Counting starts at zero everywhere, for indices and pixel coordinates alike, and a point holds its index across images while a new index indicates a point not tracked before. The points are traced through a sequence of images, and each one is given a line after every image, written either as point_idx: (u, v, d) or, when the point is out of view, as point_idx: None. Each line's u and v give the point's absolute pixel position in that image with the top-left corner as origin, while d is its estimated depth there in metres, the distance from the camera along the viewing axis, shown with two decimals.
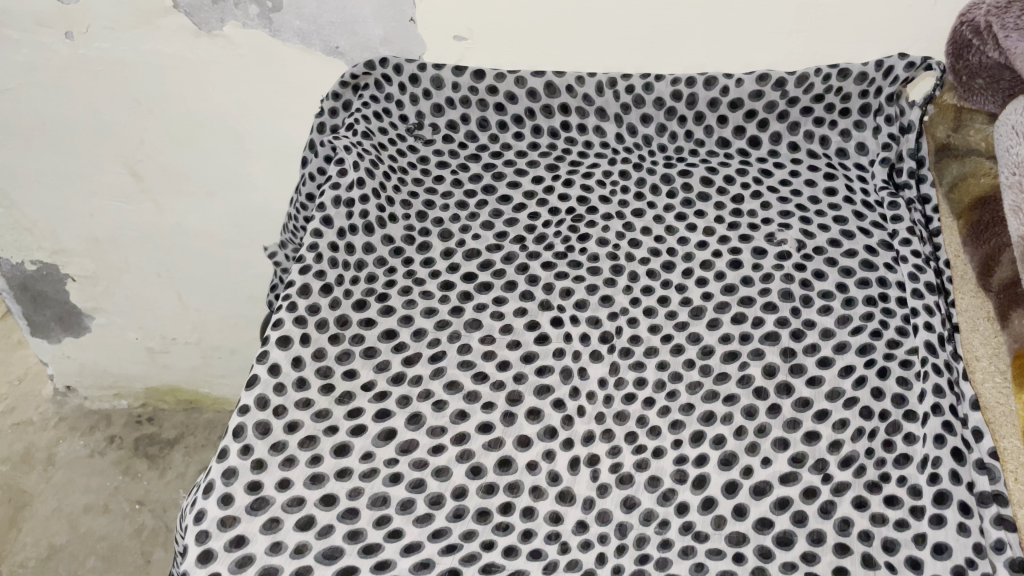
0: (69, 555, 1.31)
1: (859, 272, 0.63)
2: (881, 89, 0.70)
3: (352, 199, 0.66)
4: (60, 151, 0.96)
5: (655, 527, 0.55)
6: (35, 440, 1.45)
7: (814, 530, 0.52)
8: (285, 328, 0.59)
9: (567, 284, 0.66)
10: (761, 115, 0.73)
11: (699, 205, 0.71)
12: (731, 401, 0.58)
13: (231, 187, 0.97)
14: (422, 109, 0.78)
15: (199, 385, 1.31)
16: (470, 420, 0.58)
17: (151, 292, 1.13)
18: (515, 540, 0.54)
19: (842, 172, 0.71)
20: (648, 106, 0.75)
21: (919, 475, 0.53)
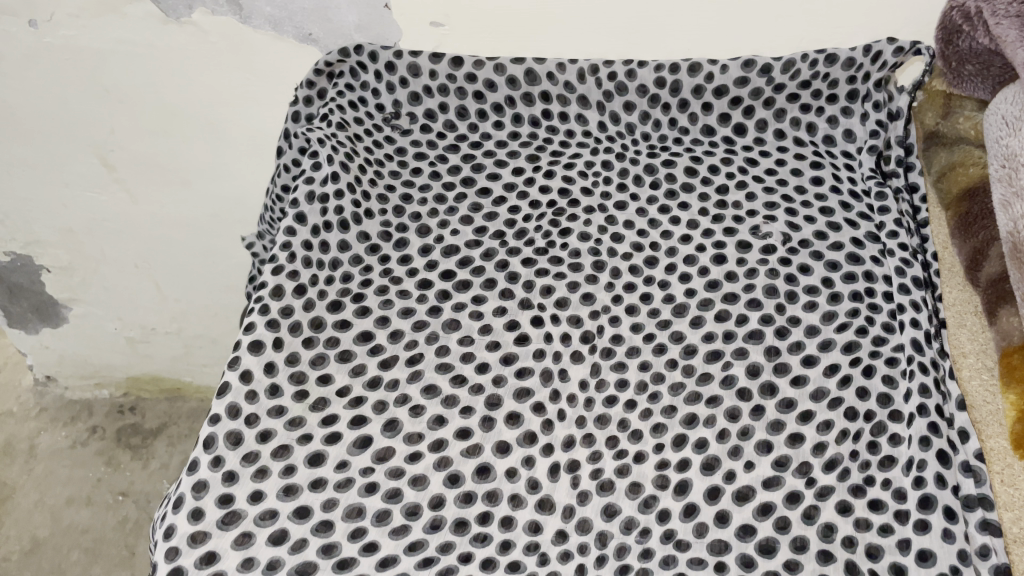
0: (54, 547, 1.21)
1: (845, 265, 0.63)
2: (868, 75, 0.68)
3: (326, 195, 0.65)
4: (29, 139, 0.92)
5: (636, 537, 0.54)
6: (16, 432, 1.33)
7: (796, 537, 0.51)
8: (257, 332, 0.58)
9: (548, 282, 0.65)
10: (747, 102, 0.72)
11: (683, 196, 0.70)
12: (714, 403, 0.57)
13: (207, 177, 0.94)
14: (399, 98, 0.75)
15: (181, 373, 1.29)
16: (448, 426, 0.56)
17: (129, 282, 1.10)
18: (493, 552, 0.53)
19: (829, 161, 0.70)
20: (631, 94, 0.73)
21: (904, 478, 0.52)
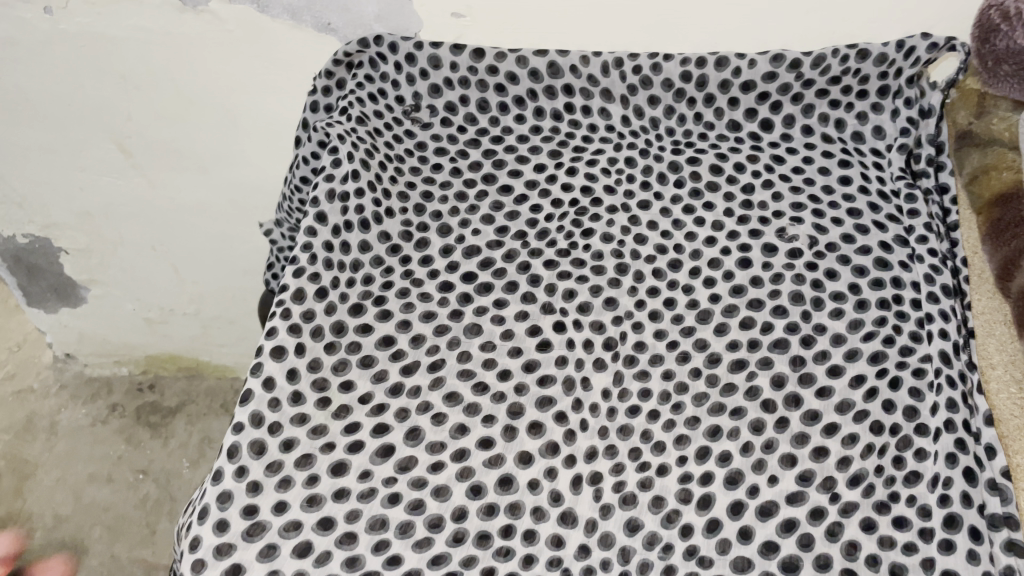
0: (76, 525, 1.22)
1: (873, 271, 0.62)
2: (901, 70, 0.66)
3: (347, 193, 0.64)
4: (44, 127, 0.91)
5: (658, 552, 0.54)
6: (36, 408, 1.33)
7: (820, 555, 0.51)
8: (279, 337, 0.57)
9: (570, 285, 0.64)
10: (774, 97, 0.70)
11: (707, 196, 0.68)
12: (737, 415, 0.57)
13: (225, 164, 0.93)
14: (419, 90, 0.74)
15: (199, 353, 1.30)
16: (471, 435, 0.57)
17: (147, 265, 1.11)
18: (516, 566, 0.53)
19: (858, 159, 0.68)
20: (655, 87, 0.71)
21: (928, 495, 0.52)
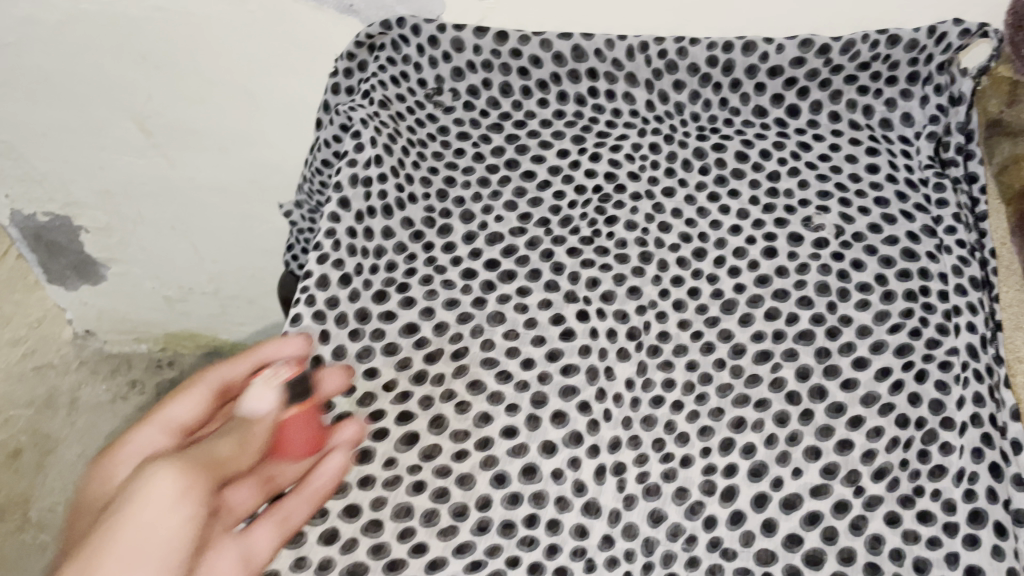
0: None
1: (900, 261, 0.61)
2: (931, 57, 0.64)
3: (370, 178, 0.63)
4: (66, 105, 0.90)
5: (682, 543, 0.56)
6: (58, 383, 1.34)
7: (843, 548, 0.53)
8: (304, 324, 0.58)
9: (594, 273, 0.63)
10: (802, 83, 0.68)
11: (733, 183, 0.67)
12: (762, 406, 0.58)
13: (244, 146, 0.93)
14: (442, 74, 0.72)
15: (218, 331, 1.31)
16: (494, 423, 0.57)
17: (167, 243, 1.11)
18: (541, 556, 0.54)
19: (885, 146, 0.67)
20: (682, 72, 0.69)
21: (953, 489, 0.53)
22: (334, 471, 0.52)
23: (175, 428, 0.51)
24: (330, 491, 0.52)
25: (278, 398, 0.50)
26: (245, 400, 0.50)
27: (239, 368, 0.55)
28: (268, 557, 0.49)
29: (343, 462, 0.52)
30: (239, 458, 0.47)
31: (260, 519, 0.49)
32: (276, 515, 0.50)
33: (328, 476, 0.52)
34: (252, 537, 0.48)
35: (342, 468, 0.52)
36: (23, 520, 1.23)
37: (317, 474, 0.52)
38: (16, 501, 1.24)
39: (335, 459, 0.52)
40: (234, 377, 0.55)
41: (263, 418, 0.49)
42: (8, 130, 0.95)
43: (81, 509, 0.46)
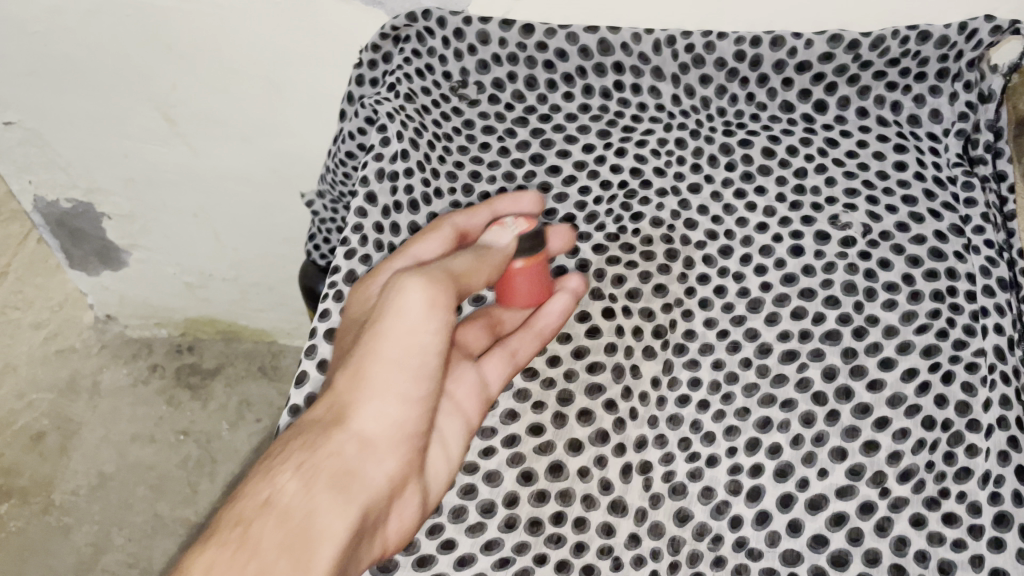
0: (119, 483, 1.26)
1: (927, 261, 0.60)
2: (961, 53, 0.61)
3: (397, 173, 0.63)
4: (91, 93, 0.91)
5: (708, 543, 0.57)
6: (80, 367, 1.37)
7: (869, 550, 0.54)
8: (332, 320, 0.59)
9: (619, 271, 0.64)
10: (830, 79, 0.65)
11: (759, 179, 0.65)
12: (788, 407, 0.58)
13: (268, 136, 0.93)
14: (467, 66, 0.70)
15: (237, 317, 1.31)
16: (521, 420, 0.58)
17: (189, 230, 1.12)
18: (567, 553, 0.55)
19: (914, 143, 0.64)
20: (708, 67, 0.66)
21: (979, 491, 0.54)
22: (563, 309, 0.61)
23: (445, 276, 0.53)
24: (556, 329, 0.61)
25: (514, 240, 0.59)
26: (486, 239, 0.59)
27: (474, 222, 0.63)
28: (500, 387, 0.58)
29: (571, 302, 0.61)
30: (471, 275, 0.55)
31: (488, 358, 0.58)
32: (506, 348, 0.59)
33: (557, 313, 0.61)
34: (483, 371, 0.58)
35: (569, 307, 0.61)
36: (47, 502, 1.24)
37: (548, 311, 0.61)
38: (40, 483, 1.26)
39: (562, 299, 0.61)
40: (472, 227, 0.63)
41: (494, 250, 0.58)
42: (34, 118, 0.95)
43: (339, 386, 0.50)
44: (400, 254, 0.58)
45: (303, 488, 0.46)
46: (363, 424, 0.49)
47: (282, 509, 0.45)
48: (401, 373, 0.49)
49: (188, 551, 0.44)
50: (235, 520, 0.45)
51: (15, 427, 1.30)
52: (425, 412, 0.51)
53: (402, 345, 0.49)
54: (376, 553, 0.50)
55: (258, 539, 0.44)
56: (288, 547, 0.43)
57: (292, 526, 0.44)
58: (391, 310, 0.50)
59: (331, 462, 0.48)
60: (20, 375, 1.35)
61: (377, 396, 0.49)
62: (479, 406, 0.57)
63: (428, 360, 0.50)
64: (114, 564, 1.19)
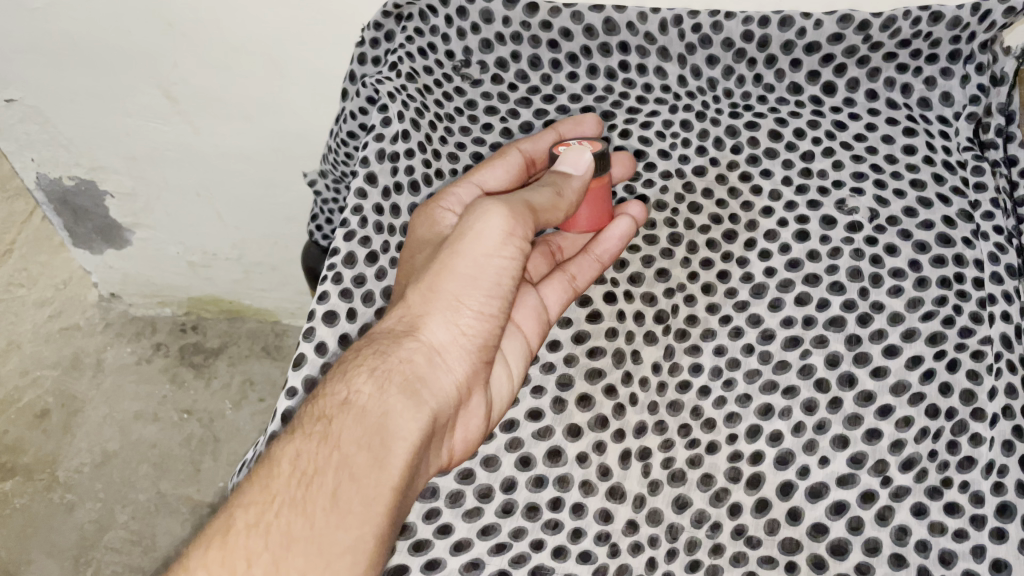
0: (123, 462, 1.26)
1: (934, 247, 0.59)
2: (974, 35, 0.59)
3: (397, 154, 0.62)
4: (90, 70, 0.90)
5: (707, 531, 0.57)
6: (83, 345, 1.37)
7: (869, 539, 0.54)
8: (330, 303, 0.58)
9: (622, 255, 0.63)
10: (840, 60, 0.63)
11: (765, 162, 0.64)
12: (791, 394, 0.57)
13: (270, 114, 0.92)
14: (470, 45, 0.68)
15: (241, 297, 1.31)
16: (521, 405, 0.57)
17: (191, 208, 1.11)
18: (565, 539, 0.55)
19: (923, 126, 0.63)
20: (715, 47, 0.65)
21: (982, 481, 0.54)
22: (625, 233, 0.62)
23: (526, 207, 0.54)
24: (617, 254, 0.62)
25: (592, 167, 0.59)
26: (563, 162, 0.59)
27: (539, 147, 0.66)
28: (559, 311, 0.60)
29: (632, 227, 0.62)
30: (552, 211, 0.57)
31: (548, 283, 0.61)
32: (566, 273, 0.61)
33: (618, 238, 0.61)
34: (542, 296, 0.60)
35: (629, 232, 0.62)
36: (51, 479, 1.25)
37: (608, 238, 0.62)
38: (44, 461, 1.26)
39: (624, 224, 0.62)
40: (537, 153, 0.66)
41: (572, 178, 0.59)
42: (33, 95, 0.94)
43: (411, 299, 0.52)
44: (465, 180, 0.62)
45: (378, 391, 0.48)
46: (434, 336, 0.52)
47: (360, 409, 0.47)
48: (475, 289, 0.52)
49: (275, 443, 0.47)
50: (316, 417, 0.47)
51: (20, 404, 1.31)
52: (494, 327, 0.54)
53: (476, 263, 0.52)
54: (441, 460, 0.53)
55: (339, 435, 0.46)
56: (368, 443, 0.46)
57: (371, 425, 0.47)
58: (471, 231, 0.53)
59: (404, 367, 0.50)
60: (25, 352, 1.36)
61: (449, 309, 0.52)
62: (539, 328, 0.59)
63: (501, 279, 0.53)
64: (117, 541, 1.20)
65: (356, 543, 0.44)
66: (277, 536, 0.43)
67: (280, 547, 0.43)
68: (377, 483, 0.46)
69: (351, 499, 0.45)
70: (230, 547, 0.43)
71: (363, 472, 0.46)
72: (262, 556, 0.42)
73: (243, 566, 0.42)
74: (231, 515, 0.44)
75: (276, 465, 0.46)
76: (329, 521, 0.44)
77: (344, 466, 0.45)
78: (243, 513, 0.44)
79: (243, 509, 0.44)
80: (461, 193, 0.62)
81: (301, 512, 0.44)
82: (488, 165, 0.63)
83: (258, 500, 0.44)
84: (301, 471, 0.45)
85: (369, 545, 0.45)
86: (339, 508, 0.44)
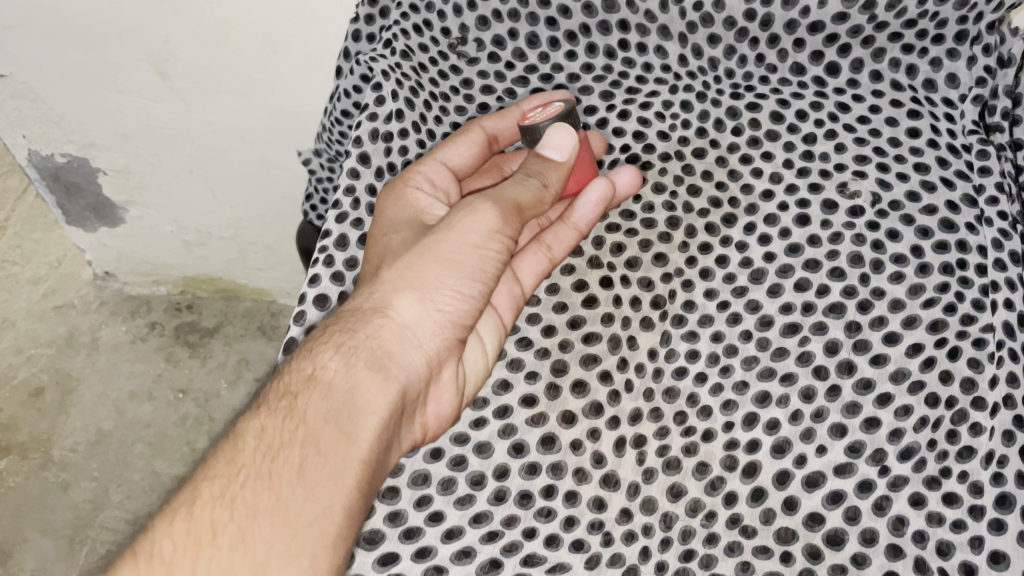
0: (118, 441, 1.26)
1: (937, 233, 0.58)
2: (981, 15, 0.57)
3: (391, 134, 0.61)
4: (79, 46, 0.88)
5: (701, 520, 0.56)
6: (78, 323, 1.36)
7: (866, 529, 0.53)
8: (322, 286, 0.57)
9: (619, 238, 0.62)
10: (844, 40, 0.61)
11: (766, 145, 0.63)
12: (788, 381, 0.57)
13: (263, 89, 0.90)
14: (467, 22, 0.65)
15: (236, 276, 1.30)
16: (514, 391, 0.57)
17: (184, 187, 1.10)
18: (557, 527, 0.54)
19: (928, 108, 0.62)
20: (716, 27, 0.62)
21: (981, 471, 0.52)
22: (601, 197, 0.60)
23: (512, 206, 0.54)
24: (593, 221, 0.61)
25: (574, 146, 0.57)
26: (547, 146, 0.57)
27: (504, 125, 0.65)
28: (535, 283, 0.60)
29: (607, 189, 0.60)
30: (538, 205, 0.56)
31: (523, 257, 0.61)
32: (541, 245, 0.61)
33: (594, 205, 0.60)
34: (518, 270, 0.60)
35: (606, 195, 0.60)
36: (46, 458, 1.25)
37: (582, 206, 0.61)
38: (39, 439, 1.26)
39: (599, 188, 0.60)
40: (502, 132, 0.65)
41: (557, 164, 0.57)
42: (23, 72, 0.93)
43: (381, 276, 0.53)
44: (428, 158, 0.62)
45: (345, 367, 0.49)
46: (403, 313, 0.52)
47: (326, 384, 0.48)
48: (450, 271, 0.53)
49: (242, 419, 0.47)
50: (281, 394, 0.48)
51: (15, 382, 1.31)
52: (471, 308, 0.54)
53: (451, 248, 0.53)
54: (414, 435, 0.53)
55: (304, 410, 0.47)
56: (335, 419, 0.47)
57: (337, 400, 0.47)
58: (458, 224, 0.53)
59: (372, 344, 0.50)
60: (19, 331, 1.35)
61: (420, 288, 0.52)
62: (512, 306, 0.59)
63: (482, 266, 0.53)
64: (112, 520, 1.20)
65: (324, 514, 0.44)
66: (243, 506, 0.43)
67: (246, 517, 0.43)
68: (344, 456, 0.46)
69: (318, 471, 0.45)
70: (195, 519, 0.43)
71: (330, 446, 0.46)
72: (228, 525, 0.43)
73: (209, 535, 0.42)
74: (197, 488, 0.44)
75: (243, 439, 0.46)
76: (295, 493, 0.44)
77: (310, 439, 0.46)
78: (210, 485, 0.44)
79: (209, 481, 0.44)
80: (429, 170, 0.61)
81: (267, 484, 0.44)
82: (451, 142, 0.62)
83: (224, 472, 0.44)
84: (267, 444, 0.45)
85: (338, 517, 0.45)
86: (306, 481, 0.44)
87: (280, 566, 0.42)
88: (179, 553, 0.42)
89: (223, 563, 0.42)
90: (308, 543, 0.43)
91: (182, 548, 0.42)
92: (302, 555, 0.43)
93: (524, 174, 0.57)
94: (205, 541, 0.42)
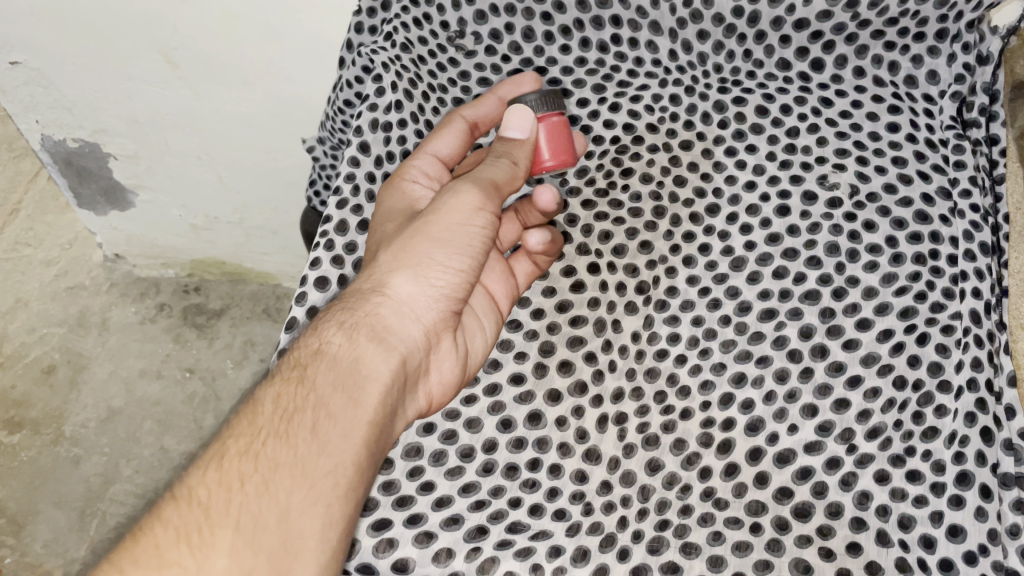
0: (127, 418, 1.31)
1: (912, 224, 0.60)
2: (961, 14, 0.59)
3: (390, 124, 0.64)
4: (92, 34, 0.91)
5: (677, 492, 0.59)
6: (89, 304, 1.39)
7: (831, 503, 0.56)
8: (322, 268, 0.60)
9: (607, 226, 0.65)
10: (828, 37, 0.63)
11: (751, 138, 0.65)
12: (764, 363, 0.60)
13: (269, 80, 0.93)
14: (465, 16, 0.66)
15: (242, 260, 1.33)
16: (503, 369, 0.61)
17: (192, 172, 1.13)
18: (541, 497, 0.58)
19: (908, 104, 0.64)
20: (705, 22, 0.64)
21: (944, 450, 0.56)
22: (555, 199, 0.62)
23: (490, 183, 0.58)
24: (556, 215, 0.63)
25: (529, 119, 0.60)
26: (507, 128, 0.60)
27: (484, 111, 0.66)
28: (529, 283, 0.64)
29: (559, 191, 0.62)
30: (511, 182, 0.60)
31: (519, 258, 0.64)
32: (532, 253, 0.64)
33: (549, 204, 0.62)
34: (512, 268, 0.64)
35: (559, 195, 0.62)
36: (58, 434, 1.29)
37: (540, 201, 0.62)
38: (51, 416, 1.30)
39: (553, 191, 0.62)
40: (482, 118, 0.66)
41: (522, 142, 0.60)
42: (38, 59, 0.96)
43: (380, 258, 0.56)
44: (420, 152, 0.64)
45: (347, 340, 0.52)
46: (401, 291, 0.55)
47: (332, 357, 0.51)
48: (444, 246, 0.56)
49: (256, 388, 0.50)
50: (292, 365, 0.51)
51: (27, 360, 1.34)
52: (463, 280, 0.57)
53: (446, 229, 0.56)
54: (420, 404, 0.57)
55: (313, 378, 0.50)
56: (343, 386, 0.50)
57: (343, 370, 0.51)
58: (443, 205, 0.57)
59: (372, 319, 0.53)
60: (32, 311, 1.38)
61: (416, 266, 0.55)
62: (507, 294, 0.63)
63: (470, 240, 0.57)
64: (122, 494, 1.25)
65: (337, 467, 0.48)
66: (266, 460, 0.46)
67: (269, 469, 0.46)
68: (353, 418, 0.49)
69: (330, 430, 0.48)
70: (225, 472, 0.46)
71: (339, 409, 0.49)
72: (254, 475, 0.46)
73: (237, 483, 0.45)
74: (222, 445, 0.47)
75: (260, 405, 0.49)
76: (311, 448, 0.47)
77: (320, 404, 0.49)
78: (234, 442, 0.47)
79: (234, 438, 0.47)
80: (422, 163, 0.64)
81: (285, 442, 0.47)
82: (439, 133, 0.65)
83: (246, 431, 0.47)
84: (283, 408, 0.48)
85: (348, 471, 0.48)
86: (319, 438, 0.48)
87: (301, 512, 0.46)
88: (213, 499, 0.45)
89: (251, 508, 0.45)
90: (324, 493, 0.47)
91: (215, 493, 0.45)
92: (319, 503, 0.46)
93: (494, 155, 0.60)
94: (234, 488, 0.45)
